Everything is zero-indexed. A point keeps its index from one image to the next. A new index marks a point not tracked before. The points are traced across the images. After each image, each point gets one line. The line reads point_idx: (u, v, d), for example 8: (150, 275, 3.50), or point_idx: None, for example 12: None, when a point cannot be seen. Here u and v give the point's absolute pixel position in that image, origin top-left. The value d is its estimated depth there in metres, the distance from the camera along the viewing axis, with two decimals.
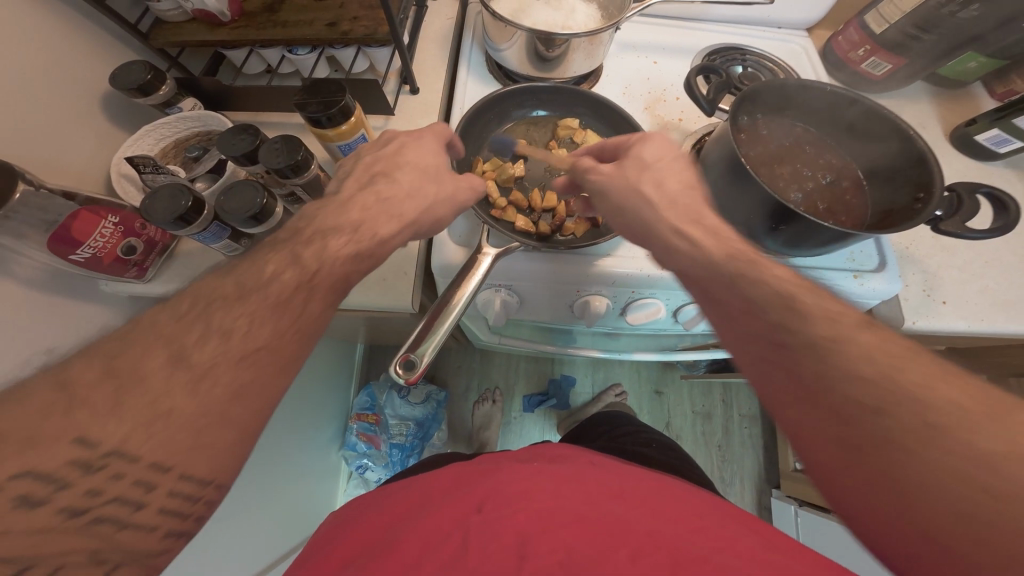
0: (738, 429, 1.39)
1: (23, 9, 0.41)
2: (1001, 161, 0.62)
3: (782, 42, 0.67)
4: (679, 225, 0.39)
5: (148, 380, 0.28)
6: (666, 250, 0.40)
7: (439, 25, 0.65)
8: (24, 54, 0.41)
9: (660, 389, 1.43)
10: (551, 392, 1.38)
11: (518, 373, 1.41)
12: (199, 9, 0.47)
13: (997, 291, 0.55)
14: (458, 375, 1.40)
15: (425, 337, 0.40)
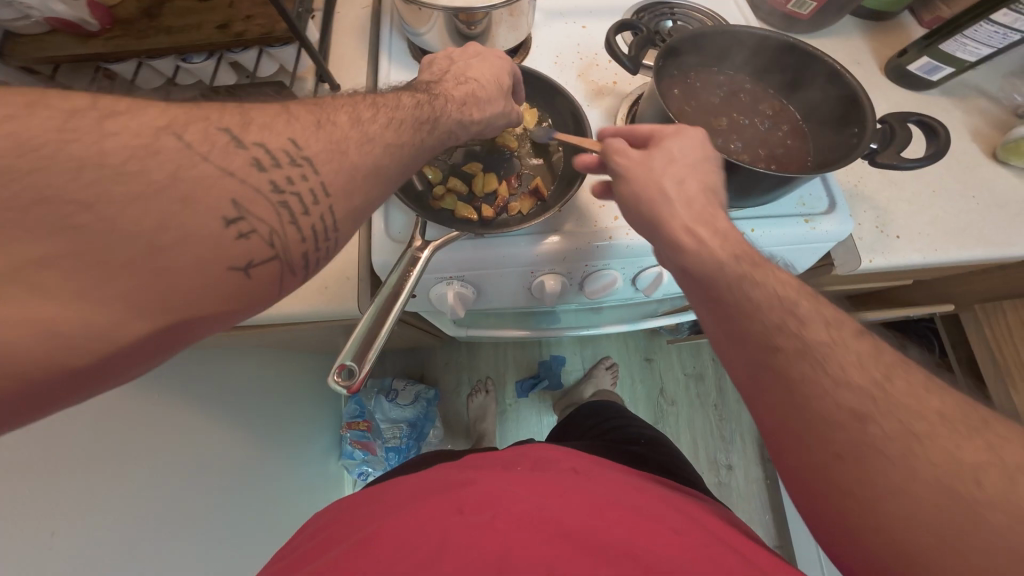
0: (731, 386, 1.42)
1: None
2: (936, 89, 0.62)
3: None
4: None
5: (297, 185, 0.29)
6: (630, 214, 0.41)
7: (354, 15, 0.62)
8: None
9: (650, 356, 1.44)
10: (543, 374, 1.39)
11: (507, 361, 1.40)
12: (54, 18, 0.44)
13: (947, 220, 0.55)
14: (449, 371, 1.39)
15: (368, 343, 0.39)
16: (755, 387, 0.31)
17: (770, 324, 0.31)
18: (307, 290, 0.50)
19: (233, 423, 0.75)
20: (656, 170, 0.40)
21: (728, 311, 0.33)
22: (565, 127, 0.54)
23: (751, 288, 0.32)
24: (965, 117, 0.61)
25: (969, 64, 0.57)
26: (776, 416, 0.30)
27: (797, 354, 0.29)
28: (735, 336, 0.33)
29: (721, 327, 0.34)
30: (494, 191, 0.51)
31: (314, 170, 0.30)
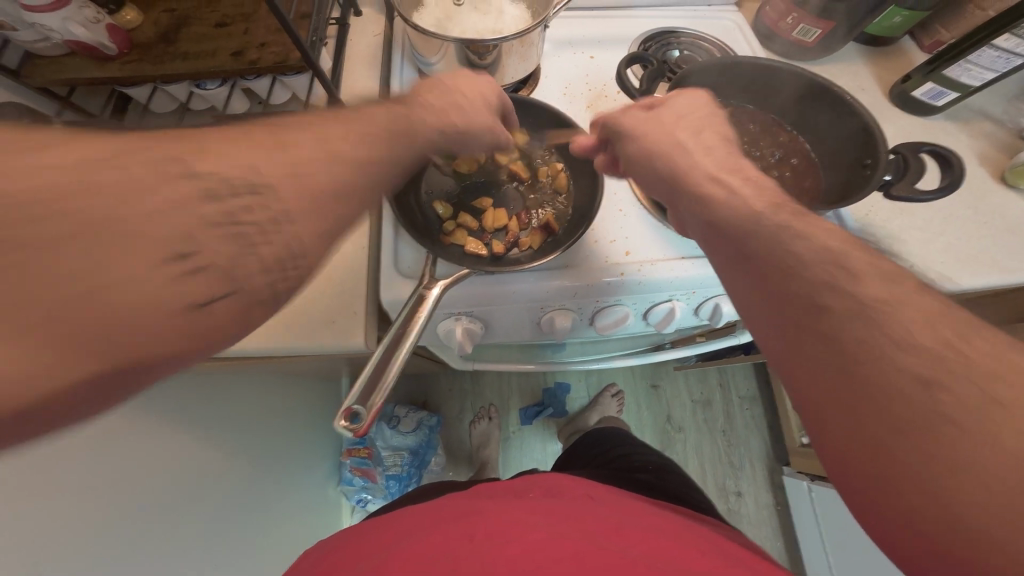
0: (739, 411, 1.44)
1: None
2: (940, 114, 0.62)
3: (714, 18, 0.66)
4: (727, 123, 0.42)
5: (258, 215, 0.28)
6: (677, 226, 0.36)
7: (365, 42, 0.63)
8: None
9: (656, 383, 1.46)
10: (547, 402, 1.39)
11: (512, 389, 1.40)
12: (74, 42, 0.44)
13: (960, 248, 0.54)
14: (452, 399, 1.38)
15: (374, 384, 0.38)
16: (809, 361, 0.26)
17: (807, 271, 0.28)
18: (313, 324, 0.49)
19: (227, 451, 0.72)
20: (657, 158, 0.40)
21: (763, 274, 0.30)
22: (576, 167, 0.53)
23: (803, 247, 0.29)
24: (973, 141, 0.61)
25: (973, 88, 0.57)
26: (825, 395, 0.25)
27: (843, 297, 0.26)
28: (776, 303, 0.29)
29: (759, 292, 0.30)
30: (504, 226, 0.50)
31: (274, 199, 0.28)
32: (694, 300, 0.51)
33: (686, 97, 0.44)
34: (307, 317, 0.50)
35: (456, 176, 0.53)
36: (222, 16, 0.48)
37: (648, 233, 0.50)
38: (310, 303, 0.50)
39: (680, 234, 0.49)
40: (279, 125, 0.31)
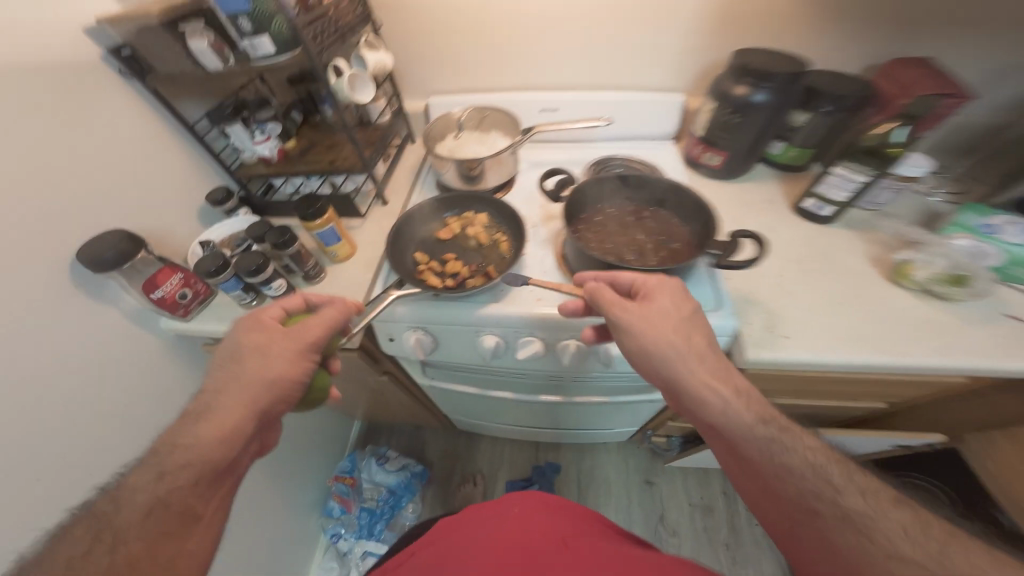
0: (746, 527, 1.36)
1: (176, 156, 0.78)
2: (838, 223, 0.77)
3: (654, 149, 0.93)
4: (671, 352, 0.52)
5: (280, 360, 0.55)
6: (716, 413, 0.49)
7: (413, 157, 0.99)
8: (156, 173, 0.74)
9: (651, 479, 1.46)
10: (534, 478, 1.42)
11: (503, 458, 1.51)
12: (260, 156, 0.85)
13: (839, 327, 0.64)
14: (445, 459, 1.50)
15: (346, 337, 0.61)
16: (782, 505, 0.47)
17: (805, 506, 0.44)
18: None
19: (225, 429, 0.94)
20: (655, 327, 0.53)
21: (750, 454, 0.48)
22: (515, 241, 0.75)
23: (816, 499, 0.44)
24: (864, 246, 0.73)
25: (844, 201, 0.73)
26: (802, 527, 0.45)
27: (792, 462, 0.46)
28: (788, 513, 0.46)
29: (753, 476, 0.49)
30: (458, 271, 0.71)
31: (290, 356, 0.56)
32: (591, 343, 0.66)
33: (630, 312, 0.54)
34: None
35: (435, 240, 0.78)
36: (333, 144, 0.88)
37: (558, 288, 0.69)
38: None
39: None
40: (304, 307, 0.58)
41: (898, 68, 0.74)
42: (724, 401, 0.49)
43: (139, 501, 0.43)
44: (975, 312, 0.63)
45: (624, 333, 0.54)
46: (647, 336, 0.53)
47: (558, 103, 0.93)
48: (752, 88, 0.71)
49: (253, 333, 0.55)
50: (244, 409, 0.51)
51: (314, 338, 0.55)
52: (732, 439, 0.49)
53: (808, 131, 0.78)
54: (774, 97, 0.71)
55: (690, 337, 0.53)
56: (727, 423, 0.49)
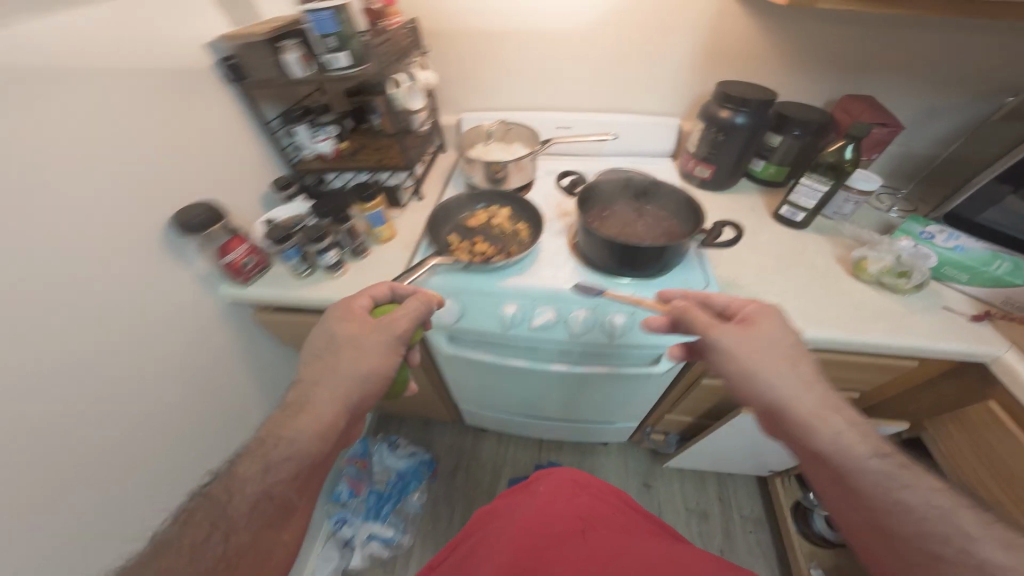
0: (741, 533, 1.39)
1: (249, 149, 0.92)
2: (810, 228, 0.90)
3: (654, 164, 1.07)
4: (778, 372, 0.57)
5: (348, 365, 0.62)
6: (828, 440, 0.52)
7: (445, 163, 1.14)
8: (233, 160, 0.88)
9: (649, 483, 1.50)
10: (536, 476, 1.46)
11: (506, 459, 1.54)
12: (317, 153, 0.99)
13: (811, 307, 0.74)
14: (449, 454, 1.55)
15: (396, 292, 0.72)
16: (887, 540, 0.48)
17: (919, 539, 0.46)
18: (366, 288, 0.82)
19: (252, 394, 1.03)
20: (758, 350, 0.57)
21: (856, 482, 0.51)
22: (533, 229, 0.88)
23: (936, 536, 0.45)
24: (830, 247, 0.86)
25: (812, 208, 0.86)
26: (904, 559, 0.47)
27: (903, 493, 0.48)
28: (891, 548, 0.48)
29: (853, 506, 0.51)
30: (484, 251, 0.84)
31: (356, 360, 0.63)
32: (598, 315, 0.76)
33: (735, 333, 0.59)
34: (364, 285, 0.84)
35: (464, 227, 0.91)
36: (379, 147, 1.02)
37: (570, 268, 0.81)
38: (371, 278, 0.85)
39: (589, 272, 0.81)
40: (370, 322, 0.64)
41: (850, 104, 0.91)
42: (837, 431, 0.52)
43: (249, 492, 0.50)
44: (921, 302, 0.75)
45: (731, 353, 0.59)
46: (753, 356, 0.58)
47: (572, 123, 1.08)
48: (733, 111, 0.85)
49: (346, 323, 0.63)
50: (339, 400, 0.58)
51: (400, 323, 0.64)
52: (840, 466, 0.52)
53: (782, 152, 0.93)
54: (753, 120, 0.85)
55: (790, 361, 0.57)
56: (835, 447, 0.52)
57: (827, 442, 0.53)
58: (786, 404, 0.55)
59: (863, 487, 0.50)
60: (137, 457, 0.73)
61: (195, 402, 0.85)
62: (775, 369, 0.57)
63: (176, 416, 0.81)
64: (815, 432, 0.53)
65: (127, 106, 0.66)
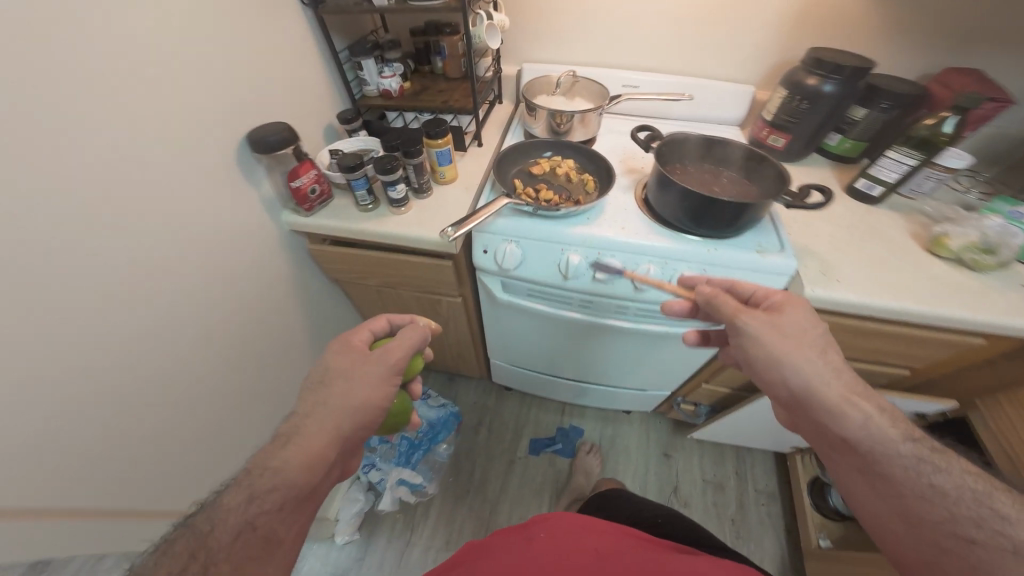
0: (754, 507, 1.43)
1: (315, 79, 0.91)
2: (883, 205, 0.89)
3: (722, 131, 1.04)
4: (804, 358, 0.56)
5: (338, 389, 0.63)
6: (859, 425, 0.52)
7: (503, 114, 1.11)
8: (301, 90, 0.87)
9: (669, 453, 1.53)
10: (558, 438, 1.53)
11: (529, 420, 1.58)
12: (382, 89, 0.97)
13: (880, 277, 0.76)
14: (475, 411, 1.59)
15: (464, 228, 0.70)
16: (910, 523, 0.50)
17: (953, 527, 0.47)
18: (432, 228, 0.82)
19: (306, 328, 1.06)
20: (786, 336, 0.57)
21: (882, 464, 0.52)
22: (600, 182, 0.86)
23: (971, 524, 0.46)
24: (902, 223, 0.85)
25: (893, 184, 0.84)
26: (927, 542, 0.48)
27: (925, 478, 0.49)
28: (914, 533, 0.49)
29: (873, 487, 0.53)
30: (550, 199, 0.82)
31: (340, 381, 0.64)
32: (666, 271, 0.77)
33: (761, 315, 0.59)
34: (430, 224, 0.83)
35: (529, 175, 0.89)
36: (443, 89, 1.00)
37: (638, 223, 0.80)
38: (436, 218, 0.84)
39: (659, 227, 0.79)
40: (347, 357, 0.67)
41: (951, 76, 0.85)
42: (869, 417, 0.52)
43: (231, 523, 0.50)
44: (1001, 283, 0.73)
45: (758, 340, 0.58)
46: (779, 343, 0.57)
47: (640, 81, 1.04)
48: (822, 78, 0.82)
49: (343, 356, 0.67)
50: (332, 430, 0.60)
51: (397, 358, 0.67)
52: (871, 453, 0.52)
53: (863, 126, 0.89)
54: (840, 89, 0.83)
55: (819, 345, 0.57)
56: (855, 427, 0.52)
57: (856, 422, 0.53)
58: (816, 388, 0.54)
59: (892, 470, 0.51)
60: (203, 369, 0.76)
61: (252, 325, 0.87)
62: (797, 356, 0.56)
63: (238, 336, 0.83)
64: (848, 420, 0.53)
65: (206, 11, 0.65)
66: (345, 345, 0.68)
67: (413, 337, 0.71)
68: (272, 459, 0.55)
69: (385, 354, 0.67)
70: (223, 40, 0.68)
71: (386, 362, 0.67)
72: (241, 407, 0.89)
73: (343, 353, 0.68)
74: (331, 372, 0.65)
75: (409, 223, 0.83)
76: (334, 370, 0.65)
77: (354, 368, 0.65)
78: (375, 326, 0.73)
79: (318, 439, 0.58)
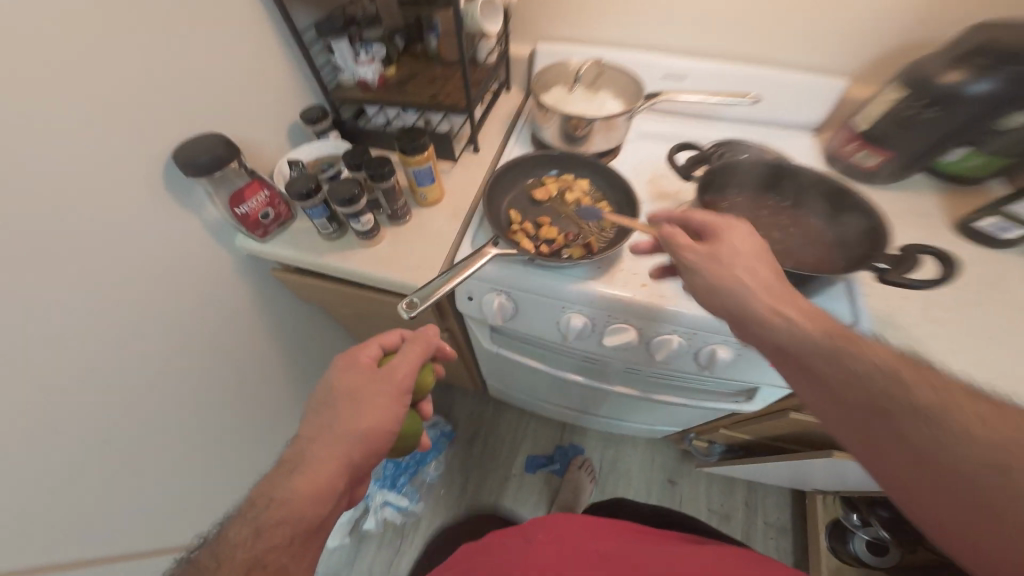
0: (761, 539, 1.28)
1: (274, 70, 0.74)
2: (1010, 248, 0.68)
3: (785, 140, 0.81)
4: (739, 289, 0.48)
5: (347, 410, 0.50)
6: (783, 335, 0.44)
7: (508, 107, 0.91)
8: (254, 85, 0.71)
9: (674, 479, 1.39)
10: (556, 458, 1.43)
11: (527, 434, 1.49)
12: (359, 80, 0.79)
13: (988, 365, 0.56)
14: (472, 422, 1.51)
15: (433, 291, 0.54)
16: (868, 439, 0.38)
17: (886, 405, 0.37)
18: (407, 266, 0.68)
19: (280, 349, 0.95)
20: (723, 266, 0.49)
21: (817, 370, 0.42)
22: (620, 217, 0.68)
23: (895, 404, 0.37)
24: None
25: None
26: (884, 450, 0.37)
27: (874, 372, 0.39)
28: (876, 447, 0.38)
29: (815, 387, 0.42)
30: (552, 239, 0.65)
31: (347, 402, 0.50)
32: (692, 343, 0.61)
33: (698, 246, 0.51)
34: (403, 261, 0.68)
35: (531, 201, 0.71)
36: (434, 77, 0.81)
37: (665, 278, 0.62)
38: (411, 252, 0.69)
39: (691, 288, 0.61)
40: (357, 374, 0.53)
41: None
42: (790, 325, 0.44)
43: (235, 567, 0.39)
44: None
45: (707, 284, 0.49)
46: (725, 280, 0.48)
47: (683, 70, 0.81)
48: (973, 76, 0.59)
49: (348, 375, 0.53)
50: (337, 460, 0.47)
51: (406, 381, 0.53)
52: (805, 355, 0.43)
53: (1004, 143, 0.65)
54: (1004, 90, 0.59)
55: (761, 278, 0.48)
56: (786, 328, 0.44)
57: (798, 335, 0.43)
58: (748, 307, 0.47)
59: (945, 445, 0.34)
60: (149, 419, 0.67)
61: (212, 355, 0.77)
62: (728, 285, 0.48)
63: (192, 376, 0.73)
64: (779, 325, 0.45)
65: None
66: (351, 366, 0.53)
67: (427, 342, 0.57)
68: (266, 510, 0.43)
69: (401, 362, 0.54)
70: (129, 15, 0.52)
71: (400, 370, 0.53)
72: (204, 441, 0.80)
73: (348, 370, 0.53)
74: (337, 393, 0.51)
75: (379, 260, 0.68)
76: (339, 393, 0.51)
77: (362, 386, 0.51)
78: (389, 341, 0.57)
79: (327, 470, 0.46)
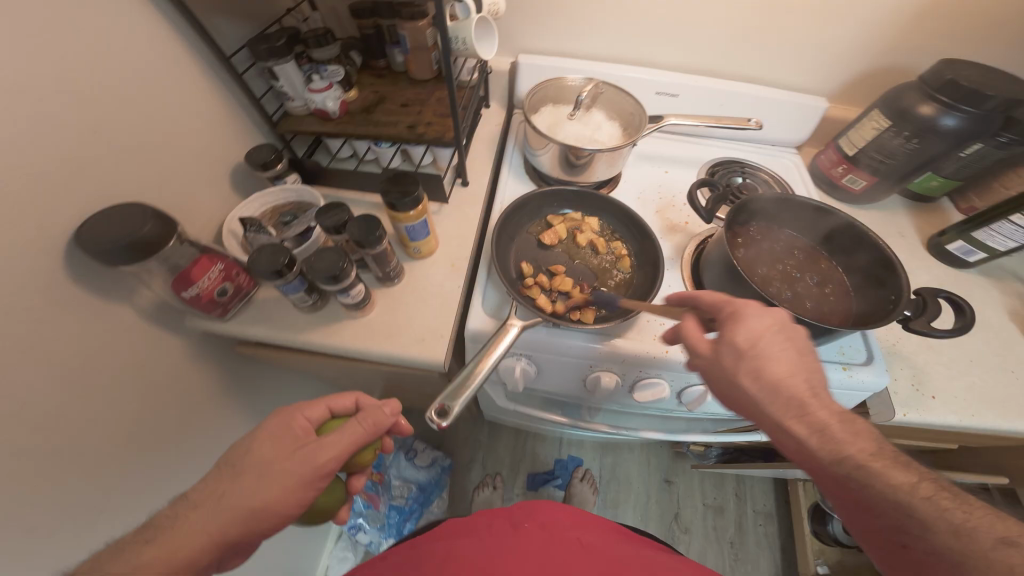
0: (751, 526, 1.38)
1: (202, 103, 0.60)
2: (974, 267, 0.70)
3: (777, 157, 0.80)
4: (756, 383, 0.42)
5: (234, 485, 0.40)
6: (805, 454, 0.40)
7: (490, 128, 0.81)
8: (179, 124, 0.57)
9: (670, 478, 1.44)
10: (558, 472, 1.42)
11: (524, 452, 1.46)
12: (317, 109, 0.66)
13: (984, 388, 0.58)
14: (467, 448, 1.45)
15: (460, 386, 0.46)
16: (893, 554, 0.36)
17: (902, 527, 0.35)
18: (407, 339, 0.58)
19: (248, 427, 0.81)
20: (736, 364, 0.43)
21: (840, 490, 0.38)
22: (639, 261, 0.63)
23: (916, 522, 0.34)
24: (1000, 298, 0.68)
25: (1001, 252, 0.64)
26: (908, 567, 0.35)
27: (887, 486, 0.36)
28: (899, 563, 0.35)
29: (843, 504, 0.39)
30: (567, 291, 0.59)
31: (240, 473, 0.40)
32: None
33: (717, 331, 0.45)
34: (403, 332, 0.59)
35: (541, 245, 0.65)
36: (407, 101, 0.70)
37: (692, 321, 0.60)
38: (411, 319, 0.60)
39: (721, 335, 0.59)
40: (278, 435, 0.43)
41: None
42: (801, 444, 0.40)
43: None
44: None
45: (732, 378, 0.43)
46: (748, 375, 0.42)
47: (677, 86, 0.77)
48: (941, 109, 0.60)
49: (271, 443, 0.42)
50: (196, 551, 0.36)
51: (329, 466, 0.41)
52: (827, 473, 0.39)
53: (961, 164, 0.67)
54: (967, 126, 0.60)
55: (784, 370, 0.42)
56: (804, 439, 0.40)
57: (812, 448, 0.40)
58: (764, 404, 0.42)
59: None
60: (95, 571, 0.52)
61: (190, 461, 0.64)
62: (748, 382, 0.42)
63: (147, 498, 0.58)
64: (791, 433, 0.41)
65: None
66: (272, 430, 0.43)
67: (379, 423, 0.45)
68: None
69: (332, 441, 0.42)
70: None
71: (325, 455, 0.41)
72: None
73: (266, 434, 0.43)
74: (233, 458, 0.41)
75: (374, 332, 0.59)
76: (243, 460, 0.42)
77: (269, 460, 0.41)
78: (341, 405, 0.48)
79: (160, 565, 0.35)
